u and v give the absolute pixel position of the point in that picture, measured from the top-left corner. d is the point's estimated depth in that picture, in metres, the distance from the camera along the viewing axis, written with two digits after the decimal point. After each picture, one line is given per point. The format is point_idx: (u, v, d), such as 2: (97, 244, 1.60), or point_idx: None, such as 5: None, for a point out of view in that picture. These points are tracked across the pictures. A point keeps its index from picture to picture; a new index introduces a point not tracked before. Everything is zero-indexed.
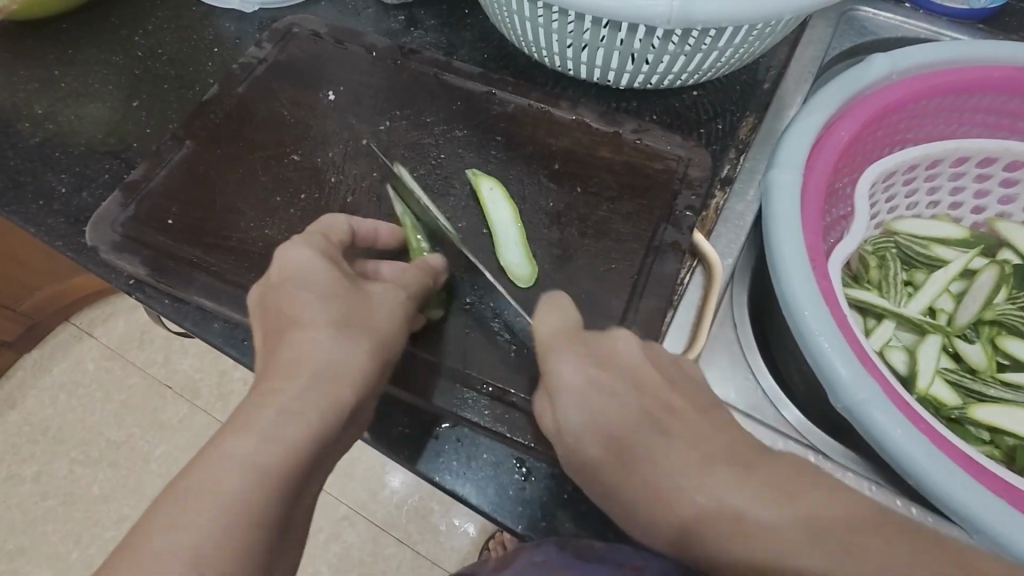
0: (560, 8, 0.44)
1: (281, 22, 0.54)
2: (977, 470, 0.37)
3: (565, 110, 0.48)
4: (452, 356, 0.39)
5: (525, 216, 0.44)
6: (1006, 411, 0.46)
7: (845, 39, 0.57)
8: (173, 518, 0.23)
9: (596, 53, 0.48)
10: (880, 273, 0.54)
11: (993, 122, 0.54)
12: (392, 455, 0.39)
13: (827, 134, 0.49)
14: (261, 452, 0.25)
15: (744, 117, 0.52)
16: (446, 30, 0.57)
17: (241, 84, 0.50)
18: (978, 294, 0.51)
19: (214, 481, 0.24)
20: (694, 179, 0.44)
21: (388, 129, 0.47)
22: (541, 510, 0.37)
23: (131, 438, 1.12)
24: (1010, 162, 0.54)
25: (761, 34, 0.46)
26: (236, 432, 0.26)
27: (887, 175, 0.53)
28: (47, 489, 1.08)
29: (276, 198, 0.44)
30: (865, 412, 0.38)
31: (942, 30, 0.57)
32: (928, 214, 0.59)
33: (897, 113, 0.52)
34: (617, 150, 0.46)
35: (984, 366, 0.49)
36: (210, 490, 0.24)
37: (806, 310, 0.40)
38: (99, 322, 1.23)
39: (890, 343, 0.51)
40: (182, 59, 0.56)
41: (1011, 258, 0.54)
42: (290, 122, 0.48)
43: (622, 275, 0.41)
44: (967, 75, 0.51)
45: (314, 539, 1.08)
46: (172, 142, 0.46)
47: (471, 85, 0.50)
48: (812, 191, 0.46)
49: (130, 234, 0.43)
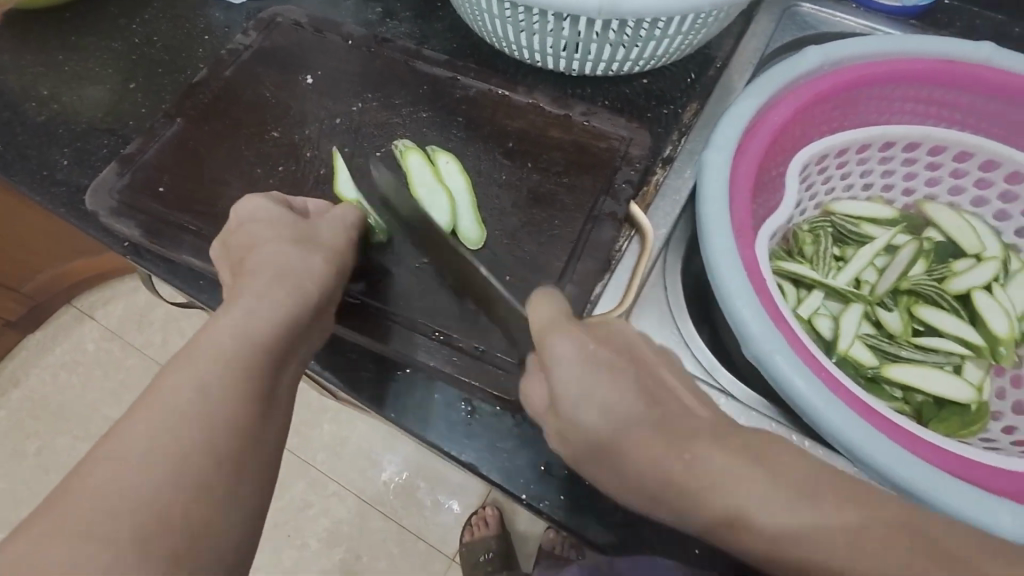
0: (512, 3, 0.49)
1: (266, 13, 0.59)
2: (868, 413, 0.41)
3: (521, 95, 0.53)
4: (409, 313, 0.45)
5: (481, 188, 0.49)
6: (915, 371, 0.51)
7: (787, 33, 0.62)
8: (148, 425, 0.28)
9: (549, 44, 0.53)
10: (813, 248, 0.59)
11: (921, 111, 0.59)
12: (355, 396, 0.44)
13: (760, 118, 0.54)
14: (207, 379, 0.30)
15: (689, 103, 0.57)
16: (420, 21, 0.62)
17: (228, 68, 0.55)
18: (898, 267, 0.56)
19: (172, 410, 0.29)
20: (634, 156, 0.49)
21: (360, 110, 0.52)
22: (483, 443, 0.42)
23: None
24: (933, 147, 0.58)
25: (699, 25, 0.51)
26: (177, 368, 0.31)
27: (821, 158, 0.58)
28: (49, 462, 1.14)
29: (257, 170, 0.49)
30: (770, 360, 0.42)
31: (876, 24, 0.62)
32: (863, 196, 0.63)
33: (828, 101, 0.56)
34: (567, 130, 0.51)
35: (900, 332, 0.54)
36: (168, 417, 0.29)
37: (725, 274, 0.45)
38: (99, 305, 1.28)
39: (819, 311, 0.56)
40: (175, 46, 0.61)
41: (935, 235, 0.59)
42: (271, 103, 0.53)
43: (566, 240, 0.46)
44: (893, 67, 0.56)
45: (304, 513, 1.13)
46: (165, 119, 0.51)
47: (437, 71, 0.54)
48: (742, 169, 0.51)
49: (126, 201, 0.47)
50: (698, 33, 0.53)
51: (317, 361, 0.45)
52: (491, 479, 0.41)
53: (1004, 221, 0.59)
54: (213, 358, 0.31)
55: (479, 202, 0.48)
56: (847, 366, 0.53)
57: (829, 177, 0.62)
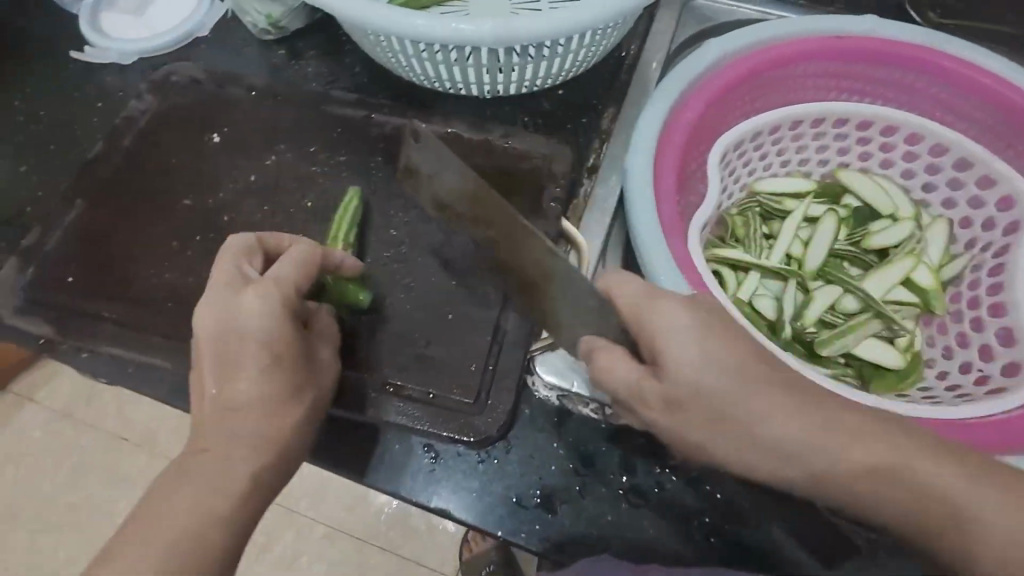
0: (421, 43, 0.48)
1: (159, 72, 0.56)
2: None
3: (439, 124, 0.52)
4: (361, 366, 0.44)
5: (428, 236, 0.48)
6: (854, 336, 0.54)
7: (688, 28, 0.64)
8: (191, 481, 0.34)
9: (425, 65, 0.52)
10: (743, 231, 0.61)
11: (823, 86, 0.62)
12: (312, 457, 0.42)
13: (675, 116, 0.55)
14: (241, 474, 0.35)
15: (606, 110, 0.58)
16: (327, 59, 0.60)
17: (127, 137, 0.52)
18: (823, 239, 0.59)
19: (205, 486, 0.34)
20: (557, 174, 0.50)
21: (275, 165, 0.51)
22: (451, 485, 0.41)
23: (100, 493, 1.12)
24: (837, 119, 0.61)
25: (565, 48, 0.51)
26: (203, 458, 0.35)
27: (737, 144, 0.60)
28: (9, 564, 1.06)
29: (173, 243, 0.46)
30: None
31: (770, 10, 0.65)
32: (784, 173, 0.66)
33: (735, 90, 0.58)
34: (489, 155, 0.51)
35: (850, 306, 0.56)
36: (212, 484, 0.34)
37: (664, 279, 0.47)
38: (37, 386, 1.20)
39: (758, 293, 0.58)
40: (66, 118, 0.57)
41: (853, 202, 0.62)
42: (181, 169, 0.50)
43: (502, 264, 0.46)
44: (788, 49, 0.58)
45: (296, 563, 1.10)
46: (63, 204, 0.48)
47: (350, 112, 0.53)
48: (665, 169, 0.53)
49: (34, 298, 0.44)
50: (570, 55, 0.52)
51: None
52: (461, 521, 0.41)
53: (912, 179, 0.62)
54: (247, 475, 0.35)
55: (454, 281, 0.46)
56: (792, 341, 0.55)
57: (749, 160, 0.64)
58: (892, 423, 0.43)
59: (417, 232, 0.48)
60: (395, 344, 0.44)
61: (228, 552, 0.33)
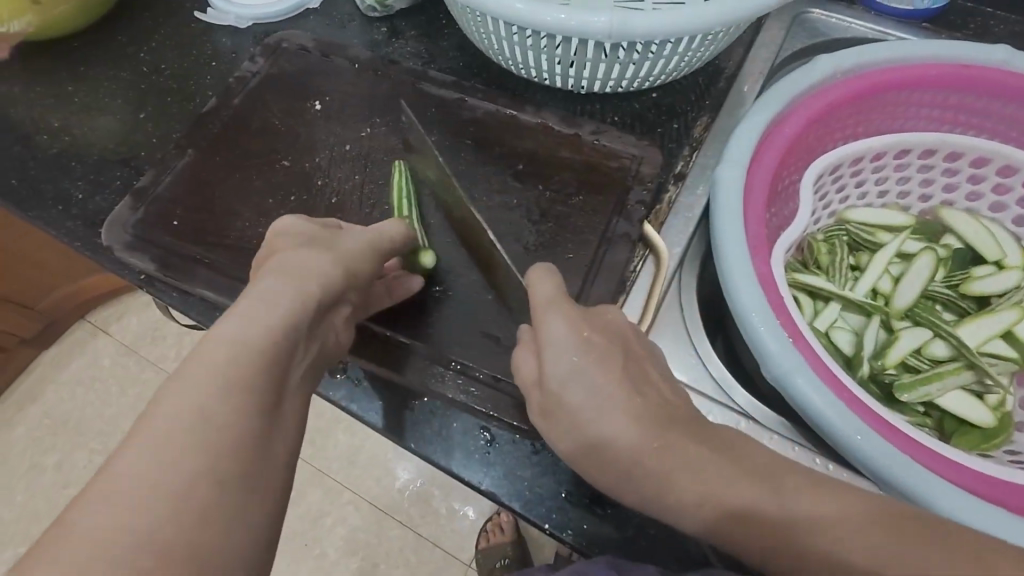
0: (527, 29, 0.48)
1: (272, 38, 0.59)
2: (888, 431, 0.42)
3: (530, 114, 0.52)
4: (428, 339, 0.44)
5: (507, 223, 0.48)
6: (941, 384, 0.50)
7: (797, 40, 0.61)
8: (154, 437, 0.25)
9: (525, 55, 0.53)
10: (828, 259, 0.58)
11: (937, 117, 0.58)
12: (373, 423, 0.43)
13: (774, 130, 0.53)
14: (215, 418, 0.26)
15: (700, 117, 0.56)
16: (426, 40, 0.61)
17: (237, 96, 0.55)
18: (917, 277, 0.55)
19: (168, 441, 0.25)
20: (645, 176, 0.49)
21: (369, 137, 0.52)
22: (502, 470, 0.42)
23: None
24: (950, 152, 0.58)
25: (673, 48, 0.49)
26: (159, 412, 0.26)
27: (834, 168, 0.58)
28: (68, 478, 1.15)
29: (269, 201, 0.49)
30: (790, 381, 0.43)
31: (888, 30, 0.61)
32: (879, 203, 0.63)
33: (841, 111, 0.56)
34: (577, 150, 0.51)
35: (940, 352, 0.52)
36: (175, 436, 0.26)
37: (744, 296, 0.45)
38: (113, 320, 1.30)
39: (836, 324, 0.55)
40: (183, 73, 0.61)
41: (953, 243, 0.58)
42: (282, 131, 0.53)
43: (580, 262, 0.46)
44: (905, 73, 0.55)
45: (320, 522, 1.14)
46: (176, 151, 0.51)
47: (444, 93, 0.54)
48: (757, 183, 0.51)
49: (140, 235, 0.48)
50: (675, 58, 0.51)
51: (342, 386, 0.45)
52: (508, 507, 0.41)
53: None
54: (229, 419, 0.27)
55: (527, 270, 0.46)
56: (868, 380, 0.52)
57: (844, 186, 0.61)
58: (963, 479, 0.41)
59: (497, 218, 0.48)
60: (464, 324, 0.45)
61: (233, 511, 0.25)
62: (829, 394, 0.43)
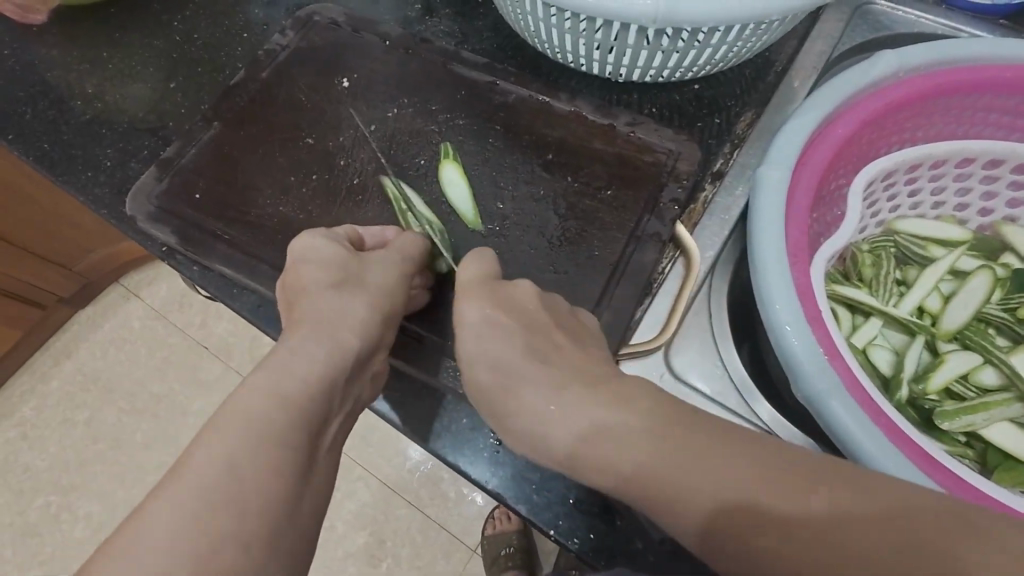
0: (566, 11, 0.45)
1: (303, 10, 0.57)
2: (929, 464, 0.39)
3: (564, 102, 0.50)
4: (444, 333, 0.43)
5: (533, 214, 0.46)
6: (988, 415, 0.47)
7: (857, 34, 0.57)
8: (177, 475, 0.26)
9: (560, 39, 0.50)
10: (872, 271, 0.54)
11: (1010, 124, 0.53)
12: (382, 412, 0.43)
13: (824, 131, 0.50)
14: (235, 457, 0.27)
15: (744, 113, 0.53)
16: (460, 19, 0.59)
17: (265, 69, 0.54)
18: (969, 297, 0.51)
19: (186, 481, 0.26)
20: (681, 173, 0.46)
21: (395, 117, 0.51)
22: (511, 470, 0.40)
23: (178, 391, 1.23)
24: (1017, 164, 0.53)
25: (720, 37, 0.46)
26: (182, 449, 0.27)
27: (887, 174, 0.54)
28: (96, 434, 1.20)
29: (291, 177, 0.48)
30: (822, 400, 0.40)
31: (961, 26, 0.56)
32: (932, 214, 0.58)
33: (900, 113, 0.51)
34: (610, 142, 0.48)
35: (988, 380, 0.48)
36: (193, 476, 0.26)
37: (779, 307, 0.43)
38: (144, 284, 1.33)
39: (876, 341, 0.52)
40: (215, 43, 0.60)
41: (1014, 262, 0.54)
42: (308, 107, 0.52)
43: (607, 261, 0.44)
44: (977, 74, 0.50)
45: (331, 496, 1.16)
46: (203, 123, 0.51)
47: (475, 76, 0.52)
48: (801, 186, 0.48)
49: (164, 206, 0.47)
50: (723, 47, 0.48)
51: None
52: (515, 509, 0.40)
53: None
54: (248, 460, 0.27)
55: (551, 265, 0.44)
56: (906, 404, 0.49)
57: (895, 194, 0.57)
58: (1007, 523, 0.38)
59: (521, 210, 0.46)
60: None
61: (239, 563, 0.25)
62: (863, 418, 0.40)
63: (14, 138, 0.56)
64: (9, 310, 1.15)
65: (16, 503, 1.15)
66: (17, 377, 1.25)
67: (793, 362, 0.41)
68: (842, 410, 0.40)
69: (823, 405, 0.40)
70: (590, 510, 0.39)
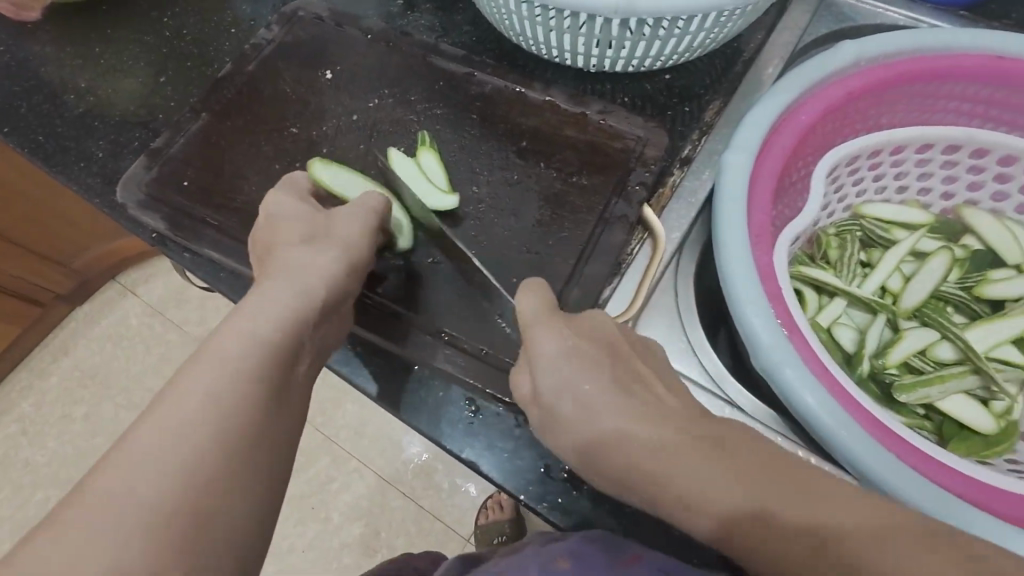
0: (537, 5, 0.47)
1: (288, 6, 0.59)
2: (880, 432, 0.41)
3: (537, 91, 0.52)
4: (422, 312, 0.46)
5: (507, 198, 0.48)
6: (943, 388, 0.49)
7: (823, 25, 0.59)
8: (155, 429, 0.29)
9: (533, 31, 0.52)
10: (838, 253, 0.57)
11: (967, 110, 0.55)
12: (363, 387, 0.44)
13: (788, 117, 0.52)
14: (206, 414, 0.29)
15: (713, 101, 0.55)
16: (441, 14, 0.61)
17: (251, 63, 0.56)
18: (928, 277, 0.53)
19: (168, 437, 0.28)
20: (648, 158, 0.48)
21: (376, 107, 0.53)
22: (485, 441, 0.42)
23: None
24: (975, 149, 0.55)
25: (685, 27, 0.48)
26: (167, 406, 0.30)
27: (851, 160, 0.56)
28: (95, 429, 1.22)
29: (275, 166, 0.50)
30: (779, 371, 0.42)
31: (922, 17, 0.58)
32: (897, 199, 0.60)
33: (861, 101, 0.54)
34: (582, 129, 0.50)
35: (945, 356, 0.50)
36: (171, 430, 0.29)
37: (739, 284, 0.45)
38: (141, 281, 1.35)
39: (840, 320, 0.54)
40: (203, 38, 0.62)
41: (973, 244, 0.56)
42: (291, 99, 0.54)
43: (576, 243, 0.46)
44: (935, 62, 0.52)
45: (327, 487, 1.18)
46: (190, 114, 0.53)
47: (453, 67, 0.54)
48: (765, 171, 0.50)
49: (153, 194, 0.49)
50: (689, 37, 0.50)
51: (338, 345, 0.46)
52: (491, 478, 0.42)
53: None
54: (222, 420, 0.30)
55: (525, 246, 0.47)
56: (868, 378, 0.51)
57: (860, 179, 0.59)
58: (953, 482, 0.40)
59: (495, 196, 0.48)
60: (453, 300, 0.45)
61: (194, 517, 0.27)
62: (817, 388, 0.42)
63: (9, 131, 0.58)
64: (8, 308, 1.17)
65: (17, 496, 1.17)
66: (17, 373, 1.27)
67: (751, 335, 0.44)
68: (797, 381, 0.42)
69: (780, 377, 0.43)
70: (559, 478, 0.41)
